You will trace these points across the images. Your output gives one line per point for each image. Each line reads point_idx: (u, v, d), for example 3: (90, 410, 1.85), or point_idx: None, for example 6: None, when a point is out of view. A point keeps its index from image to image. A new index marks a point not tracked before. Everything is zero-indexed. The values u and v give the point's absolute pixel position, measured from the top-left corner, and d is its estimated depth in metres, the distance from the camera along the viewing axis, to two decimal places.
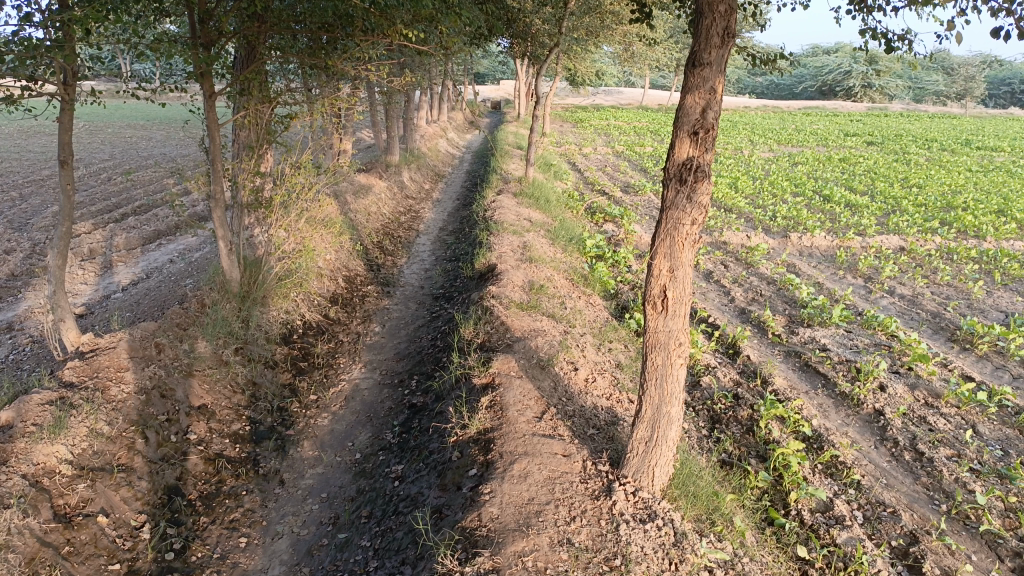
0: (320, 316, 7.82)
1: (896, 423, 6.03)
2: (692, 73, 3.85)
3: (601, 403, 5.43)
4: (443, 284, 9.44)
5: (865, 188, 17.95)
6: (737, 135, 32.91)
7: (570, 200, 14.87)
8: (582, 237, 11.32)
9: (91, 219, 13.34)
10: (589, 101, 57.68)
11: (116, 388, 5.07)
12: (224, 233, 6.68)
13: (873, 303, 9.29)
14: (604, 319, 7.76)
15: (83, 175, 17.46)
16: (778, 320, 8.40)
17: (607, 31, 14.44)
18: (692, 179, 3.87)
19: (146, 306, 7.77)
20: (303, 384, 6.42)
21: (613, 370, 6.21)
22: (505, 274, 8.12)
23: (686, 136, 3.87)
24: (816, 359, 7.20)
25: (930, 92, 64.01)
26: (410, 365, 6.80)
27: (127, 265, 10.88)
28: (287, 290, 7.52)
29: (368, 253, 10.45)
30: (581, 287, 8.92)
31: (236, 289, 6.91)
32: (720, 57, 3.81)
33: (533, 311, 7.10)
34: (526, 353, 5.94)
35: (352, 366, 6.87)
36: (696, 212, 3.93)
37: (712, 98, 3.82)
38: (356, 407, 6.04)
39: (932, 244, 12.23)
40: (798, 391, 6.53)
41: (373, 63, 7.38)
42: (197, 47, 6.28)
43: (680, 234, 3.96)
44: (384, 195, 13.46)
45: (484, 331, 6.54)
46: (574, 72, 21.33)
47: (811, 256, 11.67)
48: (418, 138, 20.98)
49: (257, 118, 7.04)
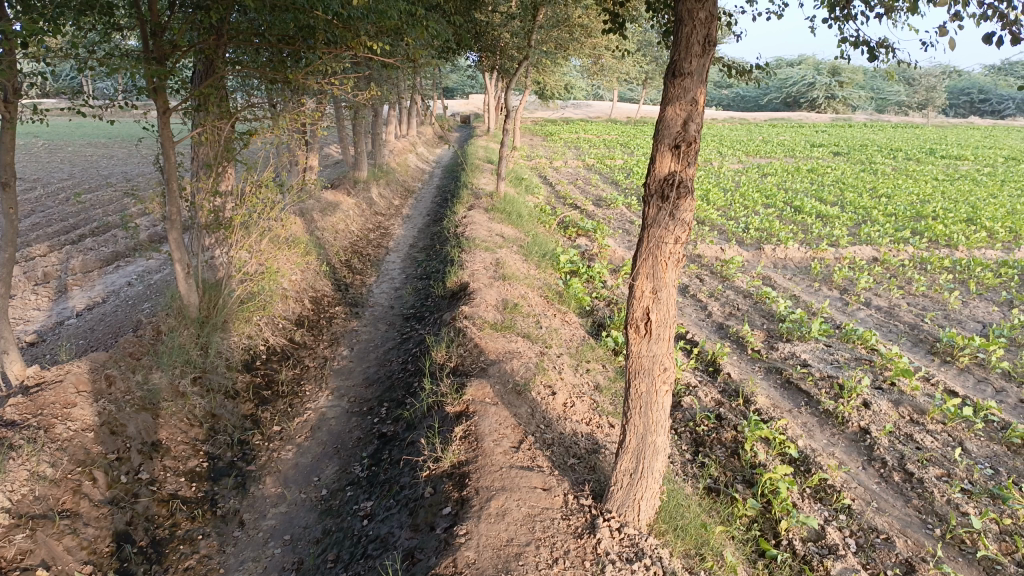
0: (285, 340, 7.49)
1: (883, 441, 5.86)
2: (672, 84, 3.64)
3: (580, 429, 5.18)
4: (414, 304, 9.15)
5: (835, 198, 18.00)
6: (706, 147, 33.10)
7: (542, 214, 14.69)
8: (555, 252, 11.12)
9: (47, 240, 12.88)
10: (558, 115, 57.83)
11: (62, 426, 4.72)
12: (180, 255, 6.34)
13: (851, 316, 9.17)
14: (581, 338, 7.53)
15: (40, 195, 16.94)
16: (756, 335, 8.23)
17: (576, 44, 14.33)
18: (674, 196, 3.66)
19: (99, 334, 7.39)
20: (266, 414, 6.09)
21: (591, 393, 5.97)
22: (477, 292, 7.86)
23: (667, 150, 3.66)
24: (797, 376, 7.02)
25: (892, 103, 65.19)
26: (379, 391, 6.50)
27: (83, 288, 10.46)
28: (249, 314, 7.19)
29: (336, 272, 10.13)
30: (556, 304, 8.69)
31: (195, 314, 6.57)
32: (701, 66, 3.61)
33: (508, 332, 6.85)
34: (501, 377, 5.68)
35: (319, 393, 6.56)
36: (678, 230, 3.71)
37: (693, 109, 3.62)
38: (323, 438, 5.73)
39: (905, 254, 12.21)
40: (781, 410, 6.34)
41: (338, 77, 7.13)
42: (150, 61, 5.96)
43: (662, 254, 3.74)
44: (352, 212, 13.16)
45: (457, 354, 6.27)
46: (543, 85, 21.23)
47: (785, 268, 11.58)
48: (387, 154, 20.71)
49: (216, 136, 6.73)
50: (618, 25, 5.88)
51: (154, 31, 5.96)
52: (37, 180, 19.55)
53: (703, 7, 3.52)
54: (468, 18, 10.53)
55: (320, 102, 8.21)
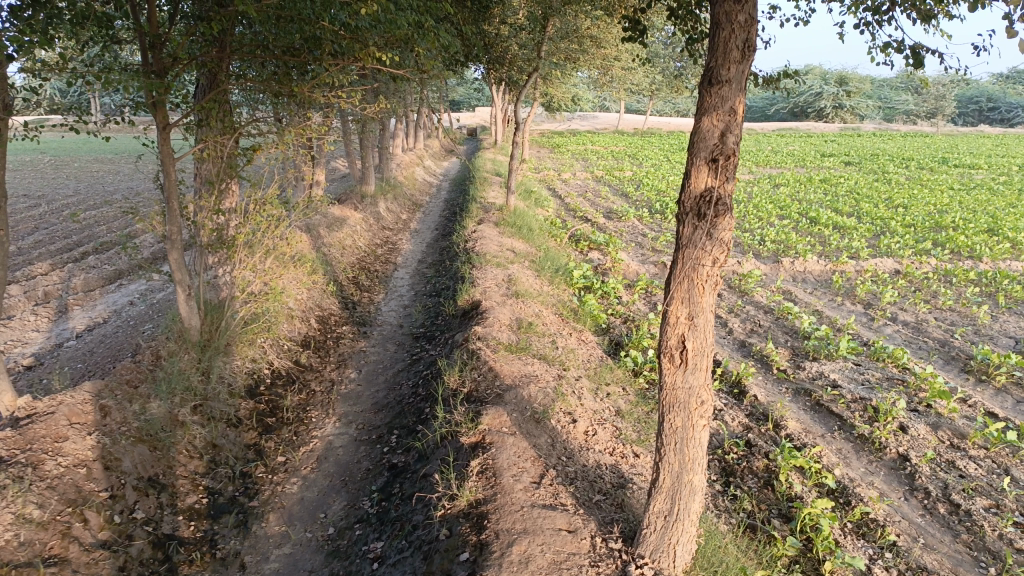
0: (290, 363, 7.19)
1: (925, 470, 5.52)
2: (708, 93, 3.34)
3: (604, 461, 4.85)
4: (424, 322, 8.84)
5: (851, 209, 17.67)
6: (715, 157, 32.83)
7: (553, 227, 14.41)
8: (568, 266, 10.81)
9: (49, 259, 12.66)
10: (566, 127, 57.67)
11: (52, 463, 4.43)
12: (181, 276, 6.05)
13: (878, 332, 8.82)
14: (598, 358, 7.20)
15: (45, 212, 16.78)
16: (781, 353, 7.89)
17: (586, 55, 14.07)
18: (712, 214, 3.36)
19: (98, 358, 7.12)
20: (270, 443, 5.78)
21: (613, 418, 5.65)
22: (490, 311, 7.56)
23: (703, 164, 3.36)
24: (828, 398, 6.68)
25: (900, 112, 64.90)
26: (389, 417, 6.19)
27: (85, 308, 10.21)
28: (252, 336, 6.90)
29: (343, 290, 9.85)
30: (571, 322, 8.37)
31: (197, 338, 6.27)
32: (740, 73, 3.30)
33: (523, 353, 6.53)
34: (518, 404, 5.37)
35: (325, 420, 6.25)
36: (716, 250, 3.40)
37: (731, 120, 3.32)
38: (329, 469, 5.41)
39: (928, 267, 11.86)
40: (813, 435, 6.00)
41: (344, 90, 6.86)
42: (149, 75, 5.69)
43: (698, 277, 3.44)
44: (359, 227, 12.90)
45: (471, 378, 5.95)
46: (551, 96, 21.00)
47: (805, 281, 11.25)
48: (395, 167, 20.50)
49: (217, 152, 6.46)
50: (638, 28, 5.54)
51: (153, 45, 5.69)
52: (42, 197, 19.42)
53: (742, 9, 3.22)
54: (477, 29, 10.28)
55: (327, 115, 7.95)
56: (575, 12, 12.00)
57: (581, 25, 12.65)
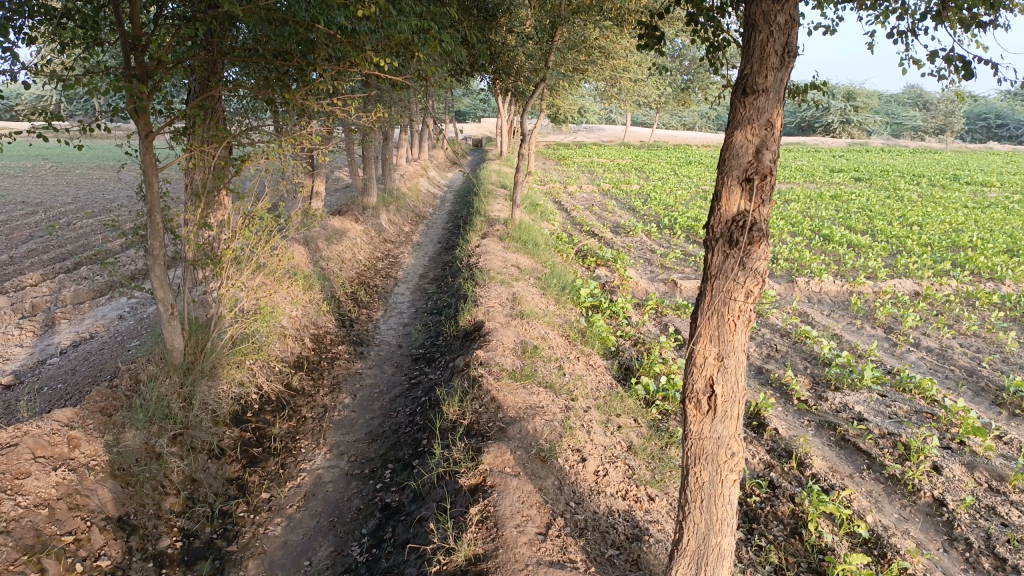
0: (281, 387, 6.78)
1: (964, 517, 5.08)
2: (742, 104, 2.95)
3: (617, 506, 4.42)
4: (424, 342, 8.41)
5: (865, 226, 17.25)
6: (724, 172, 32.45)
7: (559, 242, 14.02)
8: (575, 283, 10.39)
9: (40, 268, 12.31)
10: (572, 139, 57.31)
11: (9, 503, 4.00)
12: (163, 294, 5.65)
13: (902, 359, 8.39)
14: (608, 385, 6.77)
15: (40, 220, 16.41)
16: (801, 381, 7.46)
17: (595, 67, 13.70)
18: (745, 241, 2.96)
19: (78, 379, 6.73)
20: (253, 477, 5.35)
21: (625, 455, 5.21)
22: (494, 333, 7.15)
23: (735, 184, 2.97)
24: (854, 433, 6.26)
25: (908, 128, 64.54)
26: (384, 449, 5.77)
27: (72, 320, 9.84)
28: (241, 358, 6.50)
29: (340, 307, 9.45)
30: (579, 345, 7.93)
31: (180, 360, 5.85)
32: (779, 81, 2.90)
33: (529, 381, 6.10)
34: (523, 440, 4.95)
35: (316, 450, 5.82)
36: (750, 282, 2.99)
37: (768, 134, 2.93)
38: (317, 508, 4.98)
39: (948, 289, 11.42)
40: (840, 474, 5.58)
41: (342, 98, 6.47)
42: (131, 79, 5.29)
43: (730, 313, 3.03)
44: (359, 240, 12.54)
45: (472, 410, 5.53)
46: (558, 108, 20.66)
47: (821, 302, 10.82)
48: (398, 178, 20.15)
49: (205, 162, 6.06)
50: (655, 33, 5.02)
51: (135, 47, 5.27)
52: (39, 204, 19.14)
53: (782, 9, 2.83)
54: (484, 36, 9.95)
55: (324, 125, 7.59)
56: (585, 21, 11.67)
57: (590, 35, 12.22)
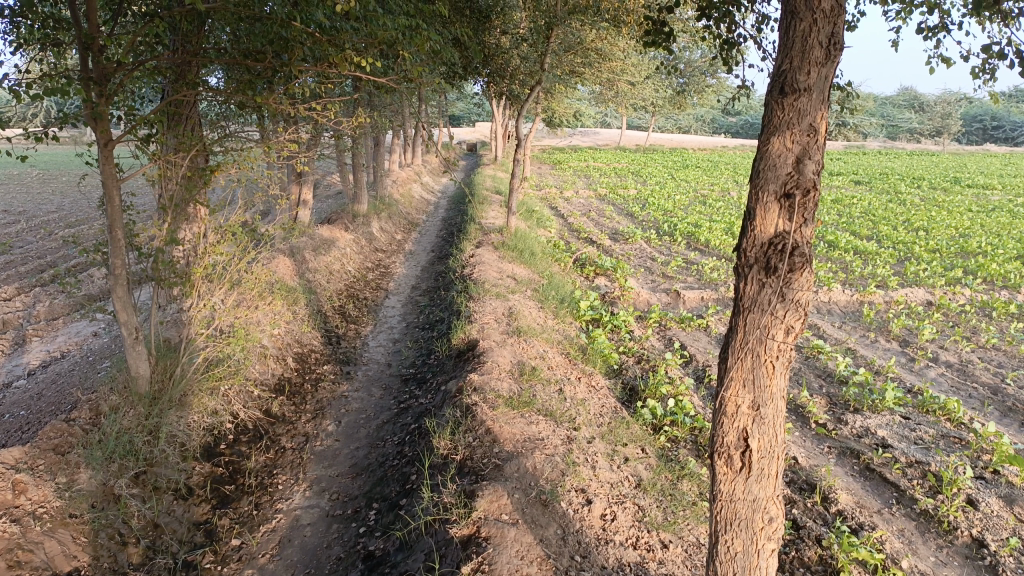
0: (259, 414, 6.28)
1: (1008, 561, 4.61)
2: (779, 105, 2.48)
3: (628, 558, 3.94)
4: (414, 361, 7.90)
5: (870, 231, 16.83)
6: (722, 176, 32.09)
7: (556, 250, 13.56)
8: (574, 295, 9.92)
9: (16, 281, 11.81)
10: (567, 143, 56.86)
11: None
12: (125, 316, 5.16)
13: (921, 376, 7.93)
14: (611, 409, 6.29)
15: (21, 229, 15.88)
16: (818, 401, 6.99)
17: (593, 71, 13.13)
18: (786, 268, 2.48)
19: (40, 406, 6.24)
20: (223, 520, 4.85)
21: (633, 493, 4.71)
22: (489, 353, 6.67)
23: (772, 201, 2.50)
24: (879, 462, 5.81)
25: (904, 131, 64.38)
26: (369, 485, 5.28)
27: (44, 338, 9.32)
28: (214, 384, 6.00)
29: (327, 322, 8.96)
30: (579, 363, 7.42)
31: (145, 389, 5.37)
32: (824, 78, 2.42)
33: (526, 409, 5.59)
34: (522, 480, 4.47)
35: (294, 487, 5.31)
36: (790, 316, 2.52)
37: (810, 141, 2.45)
38: (292, 558, 4.49)
39: (962, 299, 10.97)
40: (868, 511, 5.12)
41: (322, 102, 5.96)
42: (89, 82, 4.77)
43: (767, 354, 2.57)
44: (349, 249, 12.06)
45: (465, 444, 5.04)
46: (554, 112, 20.23)
47: (831, 313, 10.37)
48: (390, 184, 19.68)
49: (173, 172, 5.56)
50: (662, 30, 4.42)
51: (90, 47, 4.72)
52: (22, 212, 18.62)
53: None
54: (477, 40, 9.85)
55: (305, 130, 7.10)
56: (582, 22, 11.09)
57: (587, 37, 11.72)
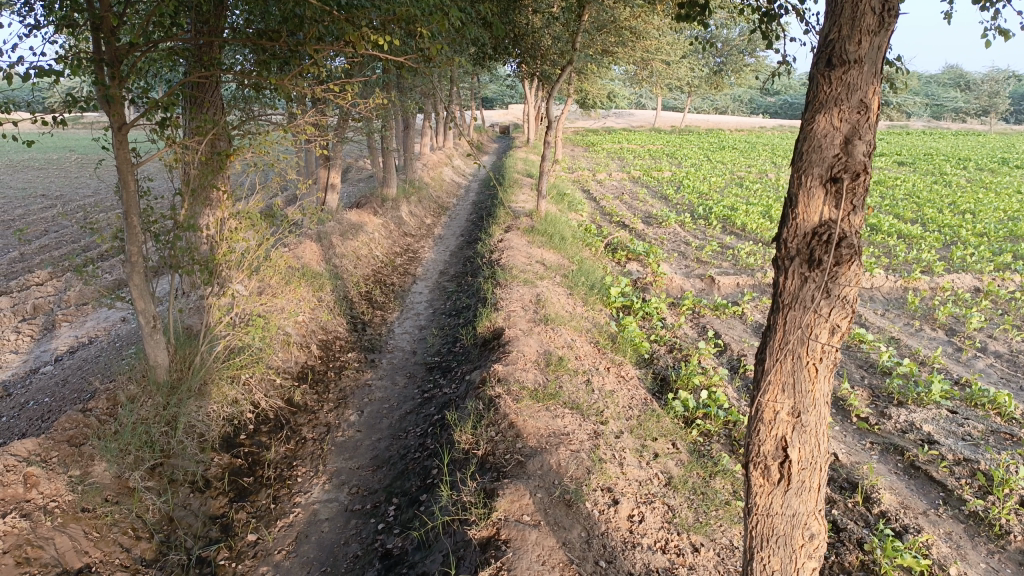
0: (281, 404, 6.17)
1: None
2: (825, 79, 2.23)
3: (655, 563, 3.73)
4: (440, 349, 7.74)
5: (914, 214, 16.27)
6: (759, 157, 31.42)
7: (587, 234, 13.28)
8: (604, 281, 9.67)
9: (50, 265, 11.88)
10: (601, 125, 56.21)
11: None
12: (142, 305, 5.04)
13: (969, 367, 7.56)
14: (641, 401, 6.06)
15: (56, 213, 16.01)
16: (859, 394, 6.68)
17: (627, 50, 12.75)
18: (832, 261, 2.24)
19: (63, 394, 6.20)
20: (239, 514, 4.74)
21: (663, 492, 4.48)
22: (515, 343, 6.47)
23: (817, 186, 2.26)
24: (925, 460, 5.51)
25: (949, 109, 62.51)
26: (389, 479, 5.13)
27: (73, 323, 9.34)
28: (235, 372, 5.89)
29: (353, 308, 8.84)
30: (609, 353, 7.19)
31: (164, 378, 5.28)
32: (877, 49, 2.16)
33: (552, 402, 5.38)
34: (545, 478, 4.27)
35: (313, 480, 5.18)
36: (836, 314, 2.29)
37: (860, 119, 2.20)
38: (309, 554, 4.36)
39: (1012, 285, 10.48)
40: (913, 513, 4.84)
41: (342, 84, 5.77)
42: (100, 65, 4.62)
43: (810, 355, 2.34)
44: (377, 234, 11.92)
45: (487, 439, 4.86)
46: (587, 93, 19.85)
47: (873, 300, 9.98)
48: (420, 167, 19.51)
49: (189, 157, 5.42)
50: (697, 3, 4.08)
51: (101, 28, 4.57)
52: (58, 197, 18.83)
53: None
54: (506, 19, 9.56)
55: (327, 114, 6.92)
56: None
57: (620, 15, 11.35)
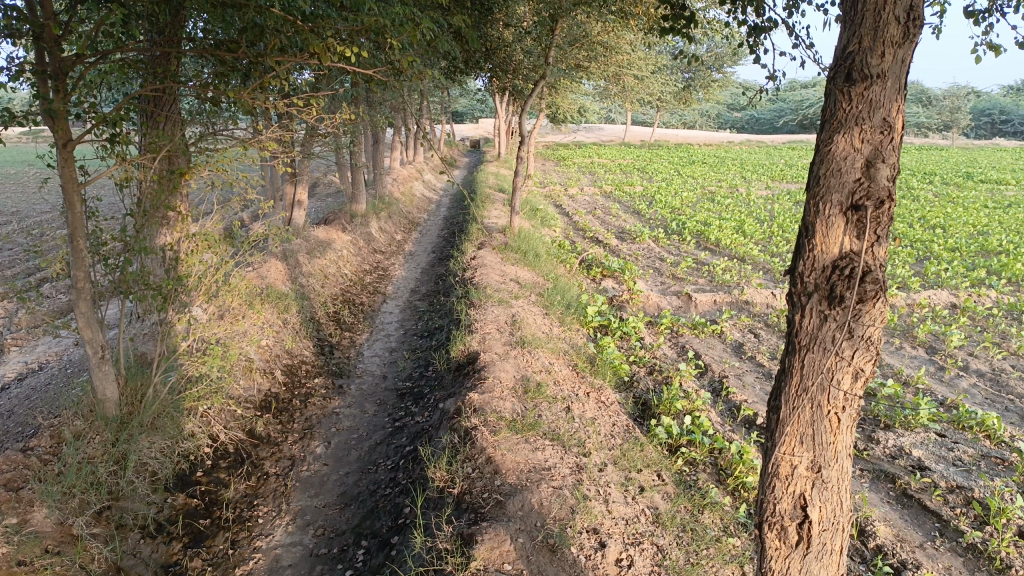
0: (241, 436, 5.80)
1: None
2: (845, 94, 2.01)
3: None
4: (411, 374, 7.42)
5: None
6: (729, 172, 31.57)
7: (561, 251, 13.05)
8: (580, 299, 9.43)
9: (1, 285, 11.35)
10: (570, 140, 56.34)
11: None
12: (88, 334, 4.65)
13: (953, 387, 7.42)
14: (623, 428, 5.79)
15: (11, 230, 15.41)
16: None
17: (599, 64, 12.59)
18: (857, 300, 2.06)
19: (5, 428, 5.77)
20: (195, 562, 4.36)
21: (651, 531, 4.21)
22: (490, 368, 6.17)
23: (838, 214, 2.06)
24: (917, 488, 5.31)
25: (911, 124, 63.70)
26: (358, 518, 4.79)
27: (23, 348, 8.86)
28: (192, 405, 5.50)
29: (320, 330, 8.48)
30: (589, 376, 6.92)
31: (114, 413, 4.88)
32: (901, 60, 1.95)
33: (531, 433, 5.09)
34: (526, 521, 3.98)
35: (275, 520, 4.83)
36: (859, 359, 2.13)
37: (883, 139, 1.99)
38: None
39: (988, 301, 10.43)
40: (910, 546, 4.62)
41: (306, 97, 5.45)
42: (42, 74, 4.23)
43: (831, 404, 2.20)
44: (346, 251, 11.58)
45: (463, 475, 4.56)
46: (558, 107, 19.70)
47: None
48: (390, 182, 19.19)
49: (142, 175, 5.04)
50: (682, 15, 3.81)
51: (44, 37, 4.19)
52: (14, 213, 18.20)
53: None
54: (478, 32, 9.33)
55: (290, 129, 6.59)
56: (587, 13, 10.54)
57: (592, 29, 11.19)
